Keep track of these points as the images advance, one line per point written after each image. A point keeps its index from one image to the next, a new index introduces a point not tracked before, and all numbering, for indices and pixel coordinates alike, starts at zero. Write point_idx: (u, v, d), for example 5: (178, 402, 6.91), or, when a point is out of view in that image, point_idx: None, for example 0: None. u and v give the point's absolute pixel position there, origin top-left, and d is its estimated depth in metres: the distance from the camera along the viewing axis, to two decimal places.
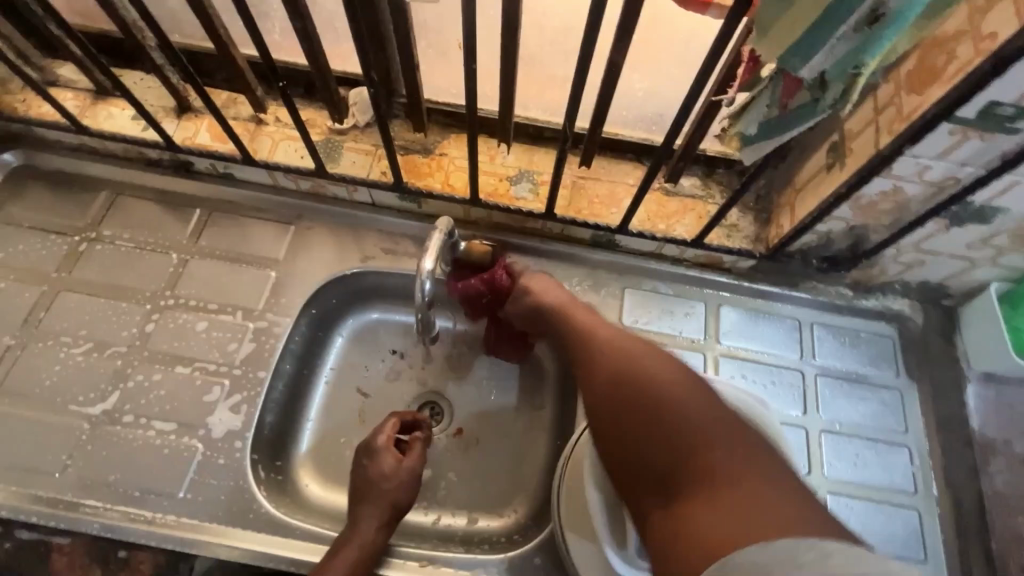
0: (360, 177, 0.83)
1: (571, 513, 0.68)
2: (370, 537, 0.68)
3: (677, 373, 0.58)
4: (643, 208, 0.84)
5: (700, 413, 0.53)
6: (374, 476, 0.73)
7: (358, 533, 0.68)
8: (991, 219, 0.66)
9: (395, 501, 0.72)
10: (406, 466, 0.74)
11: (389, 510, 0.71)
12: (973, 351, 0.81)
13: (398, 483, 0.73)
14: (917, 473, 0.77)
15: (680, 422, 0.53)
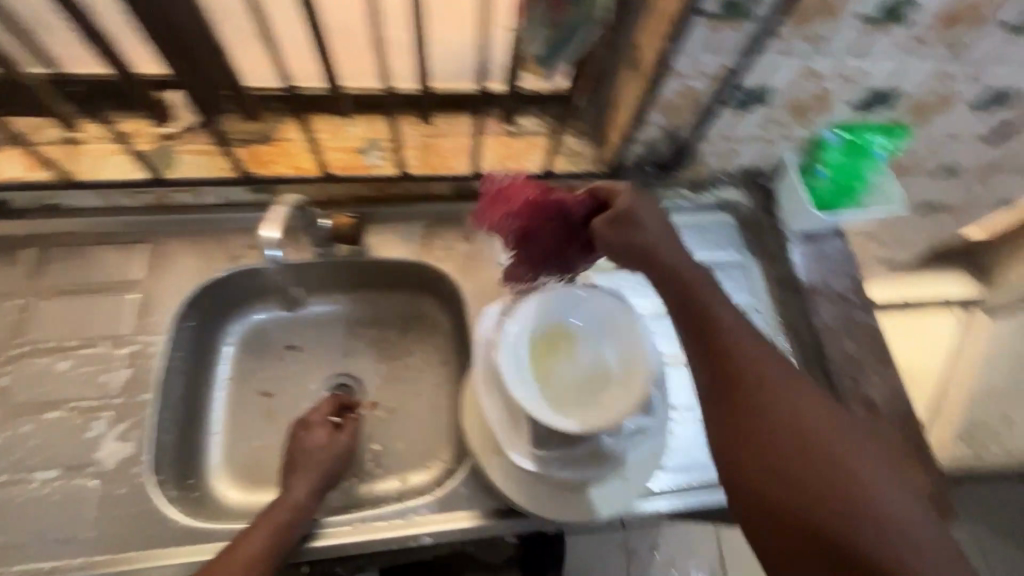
0: (205, 178, 0.80)
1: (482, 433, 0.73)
2: (300, 502, 0.70)
3: (786, 367, 0.55)
4: (490, 154, 0.89)
5: (810, 434, 0.51)
6: (309, 453, 0.74)
7: (288, 501, 0.69)
8: (766, 98, 0.78)
9: (324, 468, 0.73)
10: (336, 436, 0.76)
11: (320, 478, 0.72)
12: (789, 215, 0.94)
13: (329, 455, 0.74)
14: (768, 326, 0.89)
15: (831, 458, 0.49)
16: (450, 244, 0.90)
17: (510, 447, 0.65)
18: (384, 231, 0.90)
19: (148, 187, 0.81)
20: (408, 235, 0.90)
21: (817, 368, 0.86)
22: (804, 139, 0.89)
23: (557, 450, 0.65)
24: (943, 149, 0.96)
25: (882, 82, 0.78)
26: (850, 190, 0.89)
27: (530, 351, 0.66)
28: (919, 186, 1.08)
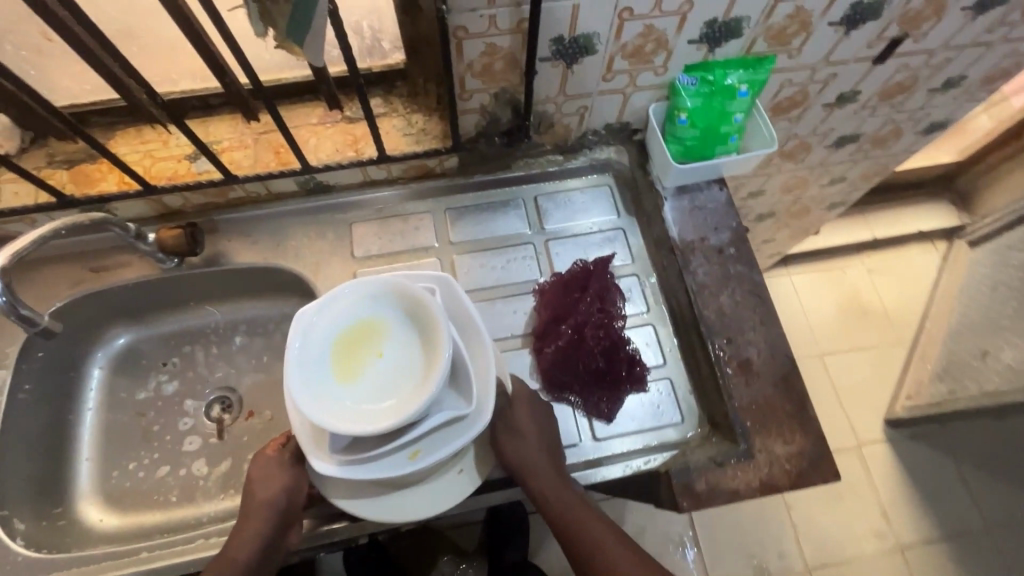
0: (28, 204, 0.78)
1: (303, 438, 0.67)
2: (242, 564, 0.64)
3: (620, 532, 0.69)
4: (329, 143, 0.84)
5: (633, 559, 0.67)
6: (252, 500, 0.67)
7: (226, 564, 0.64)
8: (593, 47, 0.71)
9: (265, 518, 0.65)
10: (276, 474, 0.67)
11: (263, 532, 0.65)
12: (659, 171, 0.88)
13: (268, 503, 0.66)
14: (648, 293, 0.85)
15: (619, 543, 0.68)
16: (303, 244, 0.87)
17: (316, 457, 0.61)
18: (234, 237, 0.87)
19: None
20: (260, 239, 0.87)
21: (693, 333, 0.80)
22: (660, 86, 0.81)
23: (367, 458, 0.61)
24: (828, 77, 0.87)
25: (717, 12, 0.70)
26: (719, 135, 0.83)
27: (323, 358, 0.60)
28: (823, 119, 0.99)
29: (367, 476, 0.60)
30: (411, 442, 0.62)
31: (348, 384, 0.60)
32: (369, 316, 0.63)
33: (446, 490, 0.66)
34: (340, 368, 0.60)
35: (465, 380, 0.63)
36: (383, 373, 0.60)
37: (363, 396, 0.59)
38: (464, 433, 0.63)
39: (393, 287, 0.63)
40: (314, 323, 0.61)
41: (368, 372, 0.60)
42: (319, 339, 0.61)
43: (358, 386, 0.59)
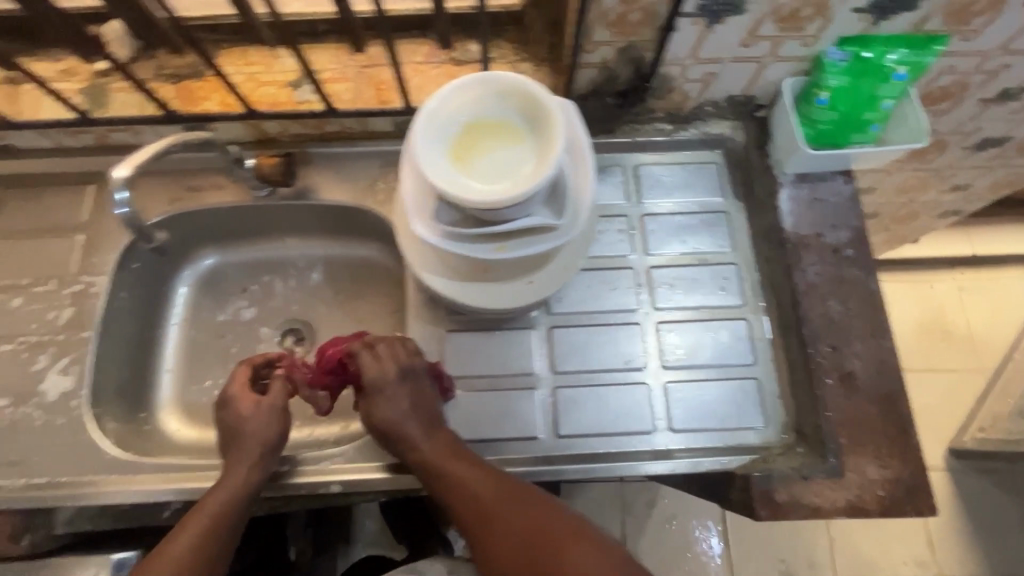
0: (133, 117, 0.78)
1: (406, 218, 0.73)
2: (244, 488, 0.67)
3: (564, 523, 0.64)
4: (432, 85, 0.80)
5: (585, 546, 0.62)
6: (242, 433, 0.71)
7: (229, 486, 0.67)
8: (744, 6, 0.63)
9: (263, 443, 0.70)
10: (268, 412, 0.73)
11: (263, 460, 0.70)
12: (782, 155, 0.80)
13: (264, 433, 0.71)
14: (745, 284, 0.80)
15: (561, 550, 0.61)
16: (392, 187, 0.84)
17: (417, 216, 0.67)
18: (326, 172, 0.85)
19: (84, 127, 0.79)
20: (350, 178, 0.85)
21: (793, 335, 0.75)
22: (802, 59, 0.73)
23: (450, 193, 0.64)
24: (998, 68, 0.76)
25: None
26: (859, 122, 0.73)
27: (440, 139, 0.64)
28: (972, 117, 0.88)
29: (455, 249, 0.66)
30: (500, 236, 0.66)
31: (461, 163, 0.64)
32: (485, 100, 0.65)
33: (513, 294, 0.72)
34: (459, 148, 0.65)
35: (562, 198, 0.66)
36: (495, 168, 0.64)
37: (474, 182, 0.63)
38: (549, 241, 0.67)
39: (523, 97, 0.65)
40: (438, 104, 0.65)
41: (483, 165, 0.64)
42: (437, 112, 0.65)
43: (472, 175, 0.64)
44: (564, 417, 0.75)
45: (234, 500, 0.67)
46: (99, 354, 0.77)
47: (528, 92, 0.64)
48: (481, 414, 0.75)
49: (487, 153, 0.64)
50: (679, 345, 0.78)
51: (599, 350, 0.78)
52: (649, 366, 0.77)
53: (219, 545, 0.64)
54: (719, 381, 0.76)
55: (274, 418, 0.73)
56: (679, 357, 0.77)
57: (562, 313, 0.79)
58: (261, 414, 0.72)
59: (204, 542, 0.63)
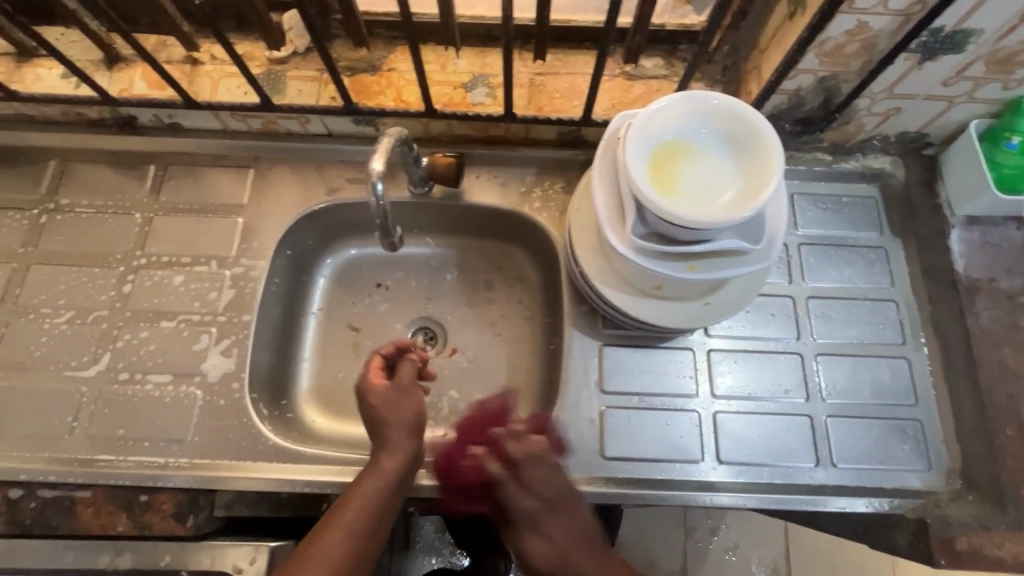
0: (309, 106, 0.79)
1: (582, 232, 0.74)
2: (392, 475, 0.65)
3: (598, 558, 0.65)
4: (604, 97, 0.80)
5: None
6: (384, 417, 0.68)
7: (380, 475, 0.65)
8: (965, 46, 0.63)
9: (404, 428, 0.68)
10: (409, 397, 0.70)
11: (409, 448, 0.67)
12: (954, 195, 0.79)
13: (406, 418, 0.68)
14: (905, 323, 0.78)
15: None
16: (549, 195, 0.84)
17: (611, 230, 0.66)
18: (481, 175, 0.85)
19: (259, 112, 0.80)
20: (505, 182, 0.85)
21: (963, 379, 0.73)
22: (995, 101, 0.72)
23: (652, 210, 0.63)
24: None
25: None
26: None
27: (646, 152, 0.64)
28: None
29: (648, 266, 0.65)
30: (692, 256, 0.66)
31: (666, 178, 0.64)
32: (695, 120, 0.65)
33: (687, 315, 0.71)
34: (664, 165, 0.64)
35: (760, 223, 0.65)
36: (702, 187, 0.63)
37: (680, 199, 0.63)
38: (742, 265, 0.65)
39: (730, 120, 0.65)
40: (647, 117, 0.65)
41: (690, 184, 0.63)
42: (645, 124, 0.65)
43: (676, 191, 0.63)
44: (722, 442, 0.74)
45: (386, 489, 0.64)
46: (257, 339, 0.77)
47: (736, 117, 0.64)
48: (638, 433, 0.74)
49: (693, 171, 0.64)
50: (837, 379, 0.77)
51: (756, 377, 0.77)
52: (808, 398, 0.76)
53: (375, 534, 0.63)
54: (881, 420, 0.75)
55: (409, 402, 0.70)
56: (838, 391, 0.76)
57: (720, 336, 0.78)
58: (388, 396, 0.69)
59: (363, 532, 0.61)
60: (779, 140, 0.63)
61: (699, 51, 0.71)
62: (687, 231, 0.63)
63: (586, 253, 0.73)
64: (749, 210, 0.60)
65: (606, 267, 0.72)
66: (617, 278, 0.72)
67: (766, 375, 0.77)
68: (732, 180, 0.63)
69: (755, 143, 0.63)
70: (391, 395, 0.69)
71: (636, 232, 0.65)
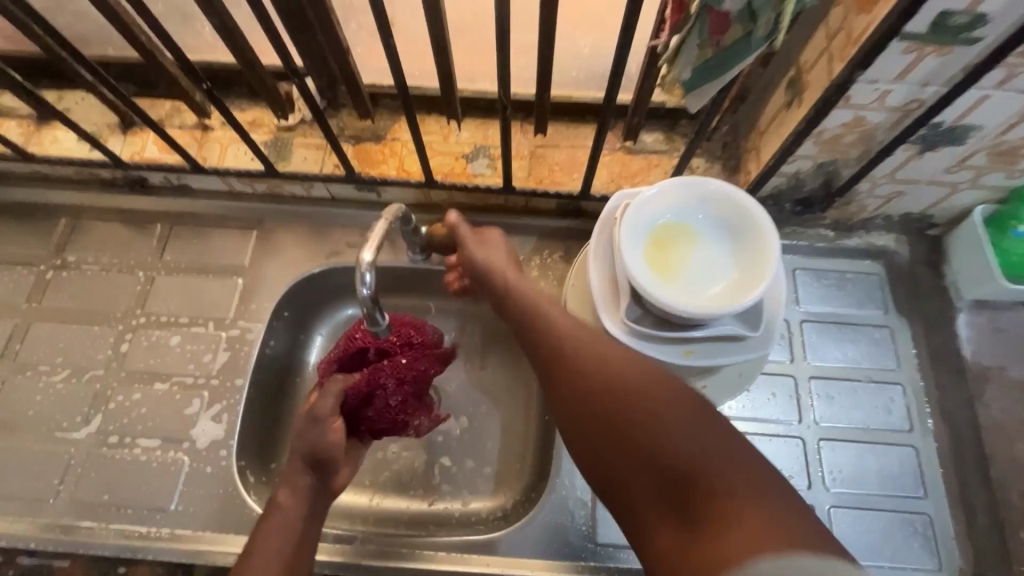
0: (313, 174, 0.81)
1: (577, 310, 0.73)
2: (295, 506, 0.59)
3: (639, 375, 0.51)
4: (604, 171, 0.81)
5: (658, 384, 0.50)
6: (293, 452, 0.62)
7: (280, 513, 0.58)
8: (966, 139, 0.62)
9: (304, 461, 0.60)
10: (310, 421, 0.62)
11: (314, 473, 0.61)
12: (961, 279, 0.78)
13: (309, 445, 0.61)
14: (912, 409, 0.76)
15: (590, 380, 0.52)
16: (547, 264, 0.83)
17: (606, 314, 0.66)
18: None
19: (264, 178, 0.82)
20: None
21: None
22: (999, 189, 0.71)
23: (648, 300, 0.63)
24: None
25: None
26: None
27: (642, 238, 0.64)
28: None
29: (644, 351, 0.64)
30: (688, 341, 0.65)
31: (663, 265, 0.64)
32: (691, 206, 0.65)
33: None
34: (658, 250, 0.64)
35: (759, 311, 0.64)
36: (698, 276, 0.63)
37: (677, 287, 0.62)
38: (739, 352, 0.65)
39: (728, 206, 0.65)
40: (645, 202, 0.65)
41: (686, 271, 0.63)
42: (642, 209, 0.64)
43: (673, 278, 0.63)
44: None
45: (301, 501, 0.59)
46: (248, 404, 0.77)
47: (733, 206, 0.64)
48: None
49: (689, 258, 0.64)
50: (841, 466, 0.74)
51: None
52: (811, 486, 0.73)
53: (302, 538, 0.58)
54: (888, 513, 0.71)
55: (321, 434, 0.62)
56: (843, 479, 0.73)
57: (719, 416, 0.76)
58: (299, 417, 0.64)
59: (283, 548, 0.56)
60: (775, 230, 0.63)
61: (699, 135, 0.70)
62: (685, 318, 0.62)
63: None
64: (748, 300, 0.60)
65: None
66: None
67: (766, 460, 0.74)
68: (728, 272, 0.63)
69: (753, 231, 0.63)
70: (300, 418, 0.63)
71: (627, 316, 0.64)
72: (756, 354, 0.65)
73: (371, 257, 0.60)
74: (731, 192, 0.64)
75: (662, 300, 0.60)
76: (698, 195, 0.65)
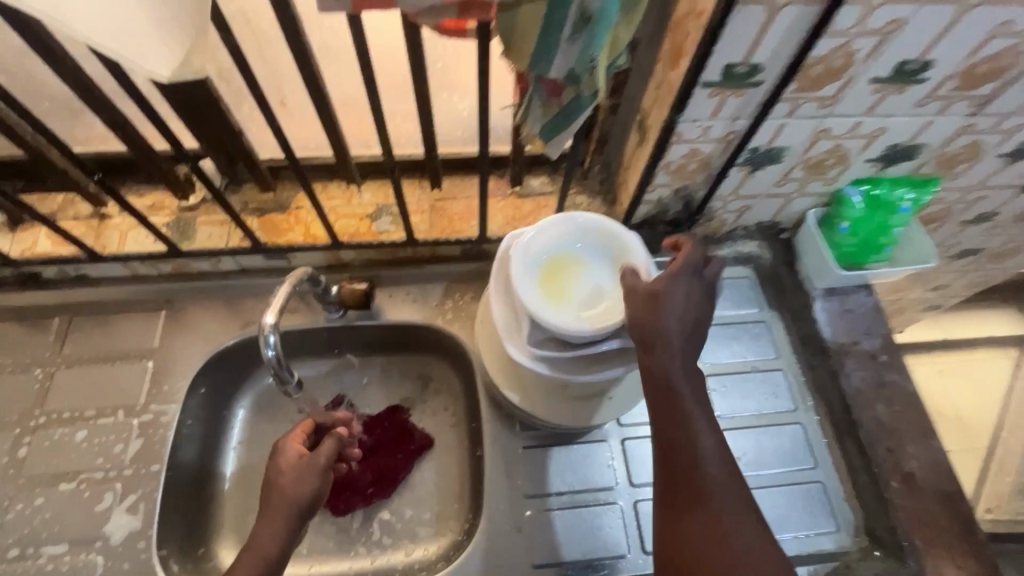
0: (219, 249, 0.82)
1: (488, 344, 0.78)
2: (272, 553, 0.56)
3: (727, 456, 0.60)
4: (499, 215, 0.88)
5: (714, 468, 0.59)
6: (276, 493, 0.59)
7: (256, 553, 0.56)
8: (782, 157, 0.76)
9: (294, 504, 0.58)
10: (301, 468, 0.60)
11: (290, 523, 0.58)
12: (812, 271, 0.91)
13: (297, 488, 0.59)
14: (794, 389, 0.86)
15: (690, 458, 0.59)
16: (460, 305, 0.89)
17: (510, 342, 0.71)
18: (395, 293, 0.89)
19: (167, 258, 0.83)
20: (418, 298, 0.89)
21: (848, 435, 0.81)
22: (822, 194, 0.85)
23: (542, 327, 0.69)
24: (976, 199, 0.90)
25: (903, 138, 0.74)
26: (875, 245, 0.85)
27: (531, 271, 0.71)
28: (955, 233, 1.02)
29: (549, 371, 0.70)
30: (588, 357, 0.71)
31: (551, 292, 0.71)
32: (570, 238, 0.74)
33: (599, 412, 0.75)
34: (546, 279, 0.72)
35: None
36: (582, 298, 0.71)
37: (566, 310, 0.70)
38: (635, 360, 0.72)
39: (605, 237, 0.74)
40: (529, 240, 0.72)
41: (573, 297, 0.71)
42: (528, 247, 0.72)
43: (562, 303, 0.70)
44: (647, 531, 0.76)
45: (278, 537, 0.57)
46: (167, 489, 0.74)
47: (608, 238, 0.74)
48: (565, 534, 0.75)
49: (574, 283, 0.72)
50: (744, 451, 0.82)
51: None
52: None
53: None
54: (788, 486, 0.79)
55: (311, 483, 0.60)
56: (747, 462, 0.81)
57: (633, 424, 0.82)
58: (289, 455, 0.62)
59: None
60: (642, 247, 0.73)
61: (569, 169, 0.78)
62: (581, 338, 0.68)
63: (495, 365, 0.77)
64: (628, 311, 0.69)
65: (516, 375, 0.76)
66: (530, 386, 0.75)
67: None
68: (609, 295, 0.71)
69: (625, 257, 0.73)
70: (293, 460, 0.61)
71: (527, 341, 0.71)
72: None
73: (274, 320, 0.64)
74: (607, 224, 0.74)
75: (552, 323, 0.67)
76: (579, 228, 0.74)
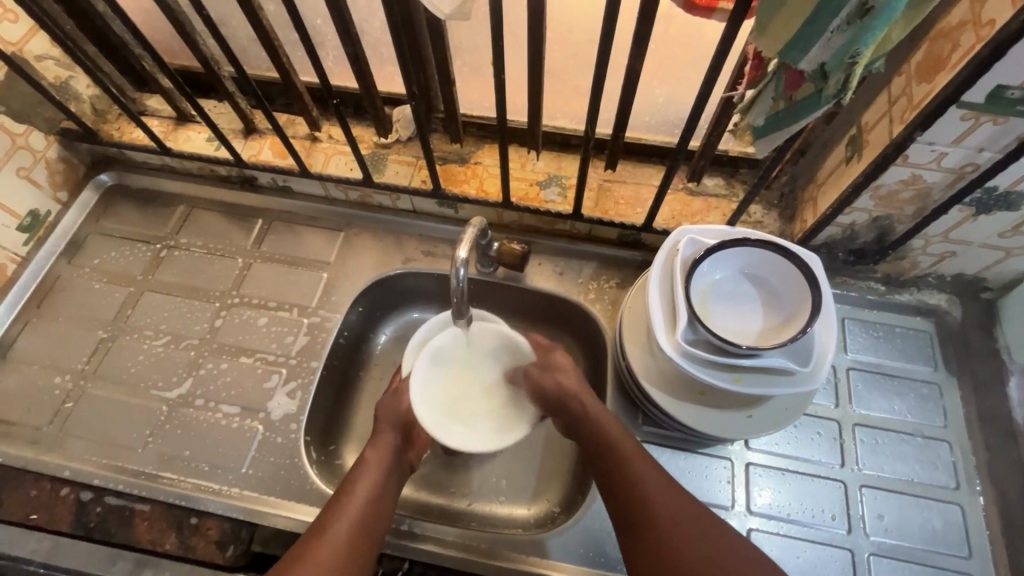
0: (403, 186, 0.89)
1: (632, 331, 0.78)
2: (353, 516, 0.63)
3: (694, 504, 0.64)
4: (666, 208, 0.87)
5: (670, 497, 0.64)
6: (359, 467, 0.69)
7: (340, 519, 0.63)
8: (1021, 206, 0.66)
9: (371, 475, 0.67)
10: (388, 433, 0.72)
11: (381, 484, 0.67)
12: (1015, 342, 0.80)
13: (380, 457, 0.69)
14: (958, 466, 0.76)
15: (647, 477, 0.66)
16: (605, 288, 0.89)
17: (661, 332, 0.70)
18: (544, 262, 0.91)
19: (358, 186, 0.92)
20: (566, 272, 0.91)
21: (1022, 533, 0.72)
22: None
23: (692, 329, 0.68)
24: None
25: None
26: None
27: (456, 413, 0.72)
28: None
29: (695, 372, 0.68)
30: (737, 368, 0.69)
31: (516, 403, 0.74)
32: (747, 259, 0.72)
33: (732, 427, 0.72)
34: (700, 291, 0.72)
35: (808, 346, 0.68)
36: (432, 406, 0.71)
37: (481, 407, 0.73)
38: (788, 384, 0.68)
39: (788, 274, 0.71)
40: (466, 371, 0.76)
41: (721, 319, 0.71)
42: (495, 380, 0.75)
43: (478, 395, 0.74)
44: None
45: (376, 488, 0.67)
46: (319, 385, 0.84)
47: (791, 277, 0.71)
48: None
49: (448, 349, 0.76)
50: (884, 514, 0.74)
51: (797, 499, 0.75)
52: (853, 530, 0.74)
53: (370, 530, 0.64)
54: (929, 567, 0.72)
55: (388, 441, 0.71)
56: (885, 527, 0.74)
57: (761, 450, 0.78)
58: (389, 412, 0.73)
59: (355, 532, 0.62)
60: (824, 295, 0.69)
61: (760, 180, 0.74)
62: (741, 349, 0.66)
63: (634, 352, 0.76)
64: (781, 349, 0.67)
65: (654, 367, 0.75)
66: (667, 381, 0.74)
67: (807, 499, 0.75)
68: (757, 331, 0.71)
69: (797, 302, 0.70)
70: (395, 406, 0.73)
71: (677, 336, 0.68)
72: (805, 387, 0.68)
73: (465, 255, 0.69)
74: (796, 262, 0.70)
75: (699, 330, 0.67)
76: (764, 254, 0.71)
